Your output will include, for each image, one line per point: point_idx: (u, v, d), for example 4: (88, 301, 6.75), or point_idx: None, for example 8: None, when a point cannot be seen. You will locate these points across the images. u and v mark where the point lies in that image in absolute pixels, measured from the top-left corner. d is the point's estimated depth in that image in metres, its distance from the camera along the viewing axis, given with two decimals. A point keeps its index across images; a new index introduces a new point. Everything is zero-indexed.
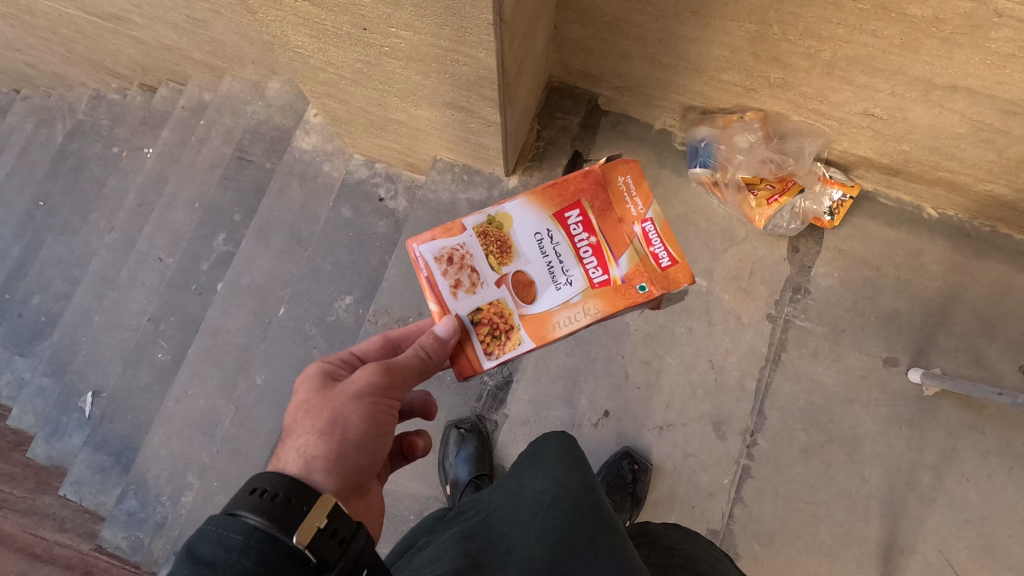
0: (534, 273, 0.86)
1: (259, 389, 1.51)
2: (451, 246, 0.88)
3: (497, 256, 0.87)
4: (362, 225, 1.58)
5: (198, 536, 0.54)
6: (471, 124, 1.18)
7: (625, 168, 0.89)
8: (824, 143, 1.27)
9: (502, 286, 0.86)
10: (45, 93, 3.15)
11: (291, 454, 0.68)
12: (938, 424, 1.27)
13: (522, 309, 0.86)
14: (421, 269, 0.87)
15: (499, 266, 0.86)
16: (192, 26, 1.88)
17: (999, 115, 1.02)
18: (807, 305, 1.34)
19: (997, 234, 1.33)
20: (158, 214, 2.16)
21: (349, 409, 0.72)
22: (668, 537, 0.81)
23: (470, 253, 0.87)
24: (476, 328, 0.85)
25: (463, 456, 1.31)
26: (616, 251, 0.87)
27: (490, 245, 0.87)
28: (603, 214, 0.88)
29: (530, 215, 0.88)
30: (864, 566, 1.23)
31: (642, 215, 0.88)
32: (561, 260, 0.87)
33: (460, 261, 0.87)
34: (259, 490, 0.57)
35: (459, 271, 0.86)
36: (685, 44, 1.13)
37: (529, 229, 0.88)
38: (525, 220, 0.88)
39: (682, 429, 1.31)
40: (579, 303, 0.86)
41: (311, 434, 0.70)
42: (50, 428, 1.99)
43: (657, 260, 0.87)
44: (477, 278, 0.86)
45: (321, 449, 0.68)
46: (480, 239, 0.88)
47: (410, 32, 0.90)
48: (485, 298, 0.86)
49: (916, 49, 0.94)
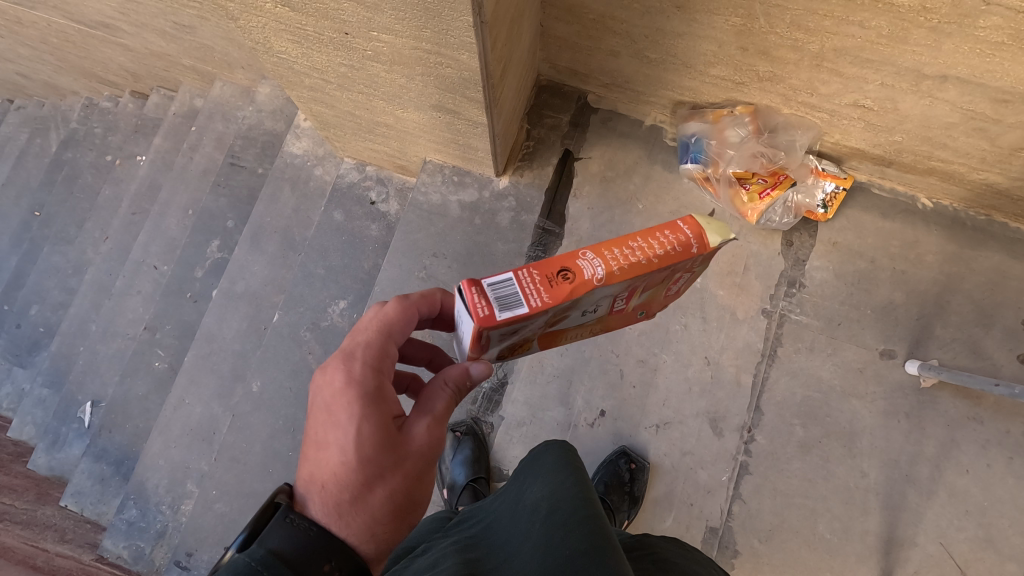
0: (572, 323, 0.70)
1: (255, 396, 1.50)
2: (522, 324, 0.63)
3: (556, 318, 0.66)
4: (354, 229, 1.57)
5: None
6: (458, 126, 1.17)
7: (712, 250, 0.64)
8: (816, 135, 1.26)
9: (545, 333, 0.70)
10: (38, 102, 3.14)
11: (356, 528, 0.66)
12: (936, 416, 1.26)
13: (542, 340, 0.74)
14: (480, 340, 0.63)
15: (552, 324, 0.68)
16: (179, 33, 1.87)
17: (990, 103, 1.01)
18: (802, 299, 1.33)
19: (992, 222, 1.32)
20: (152, 222, 2.15)
21: (417, 488, 0.72)
22: (668, 553, 0.78)
23: (535, 323, 0.65)
24: (502, 357, 0.74)
25: (458, 460, 1.33)
26: (647, 296, 0.73)
27: (556, 312, 0.64)
28: (663, 279, 0.68)
29: (610, 290, 0.64)
30: (865, 561, 1.22)
31: (692, 272, 0.70)
32: (599, 312, 0.70)
33: (521, 330, 0.65)
34: (312, 547, 0.60)
35: (515, 335, 0.66)
36: (673, 39, 1.12)
37: (601, 297, 0.65)
38: (601, 293, 0.64)
39: (679, 427, 1.31)
40: (592, 328, 0.77)
41: (380, 514, 0.68)
42: (50, 439, 1.98)
43: (666, 295, 0.76)
44: (526, 334, 0.68)
45: (388, 526, 0.69)
46: (552, 312, 0.63)
47: (391, 35, 0.89)
48: (522, 342, 0.70)
49: (904, 39, 0.93)
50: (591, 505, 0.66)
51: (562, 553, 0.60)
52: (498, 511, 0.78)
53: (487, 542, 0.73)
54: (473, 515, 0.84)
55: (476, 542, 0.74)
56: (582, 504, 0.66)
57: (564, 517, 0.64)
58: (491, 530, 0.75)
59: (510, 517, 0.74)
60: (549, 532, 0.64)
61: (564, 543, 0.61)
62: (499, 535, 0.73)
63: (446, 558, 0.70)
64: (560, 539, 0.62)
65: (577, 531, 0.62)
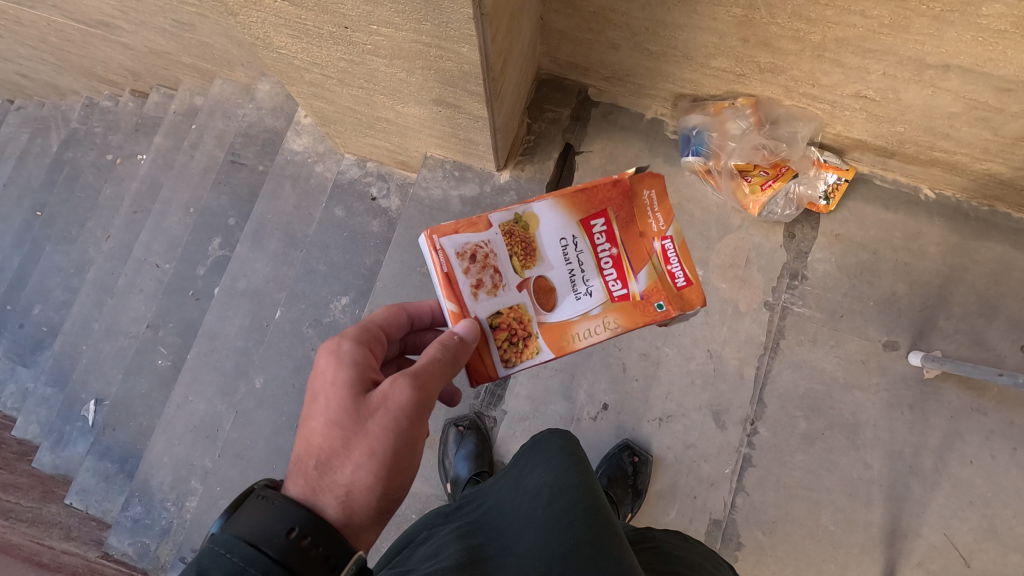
0: (555, 281, 0.78)
1: (258, 392, 1.50)
2: (475, 241, 0.76)
3: (520, 258, 0.77)
4: (355, 225, 1.57)
5: (215, 561, 0.52)
6: (459, 120, 1.17)
7: (652, 180, 0.79)
8: (817, 127, 1.26)
9: (523, 290, 0.77)
10: (39, 102, 3.14)
11: (331, 497, 0.62)
12: (940, 407, 1.26)
13: (542, 316, 0.78)
14: (440, 263, 0.75)
15: (523, 269, 0.77)
16: (178, 30, 1.86)
17: (993, 92, 1.00)
18: (804, 291, 1.33)
19: (995, 213, 1.31)
20: (154, 221, 2.15)
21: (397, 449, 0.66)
22: (671, 546, 0.78)
23: (495, 251, 0.76)
24: (494, 334, 0.76)
25: (462, 454, 1.32)
26: (635, 264, 0.79)
27: (512, 245, 0.77)
28: (627, 226, 0.79)
29: (555, 219, 0.78)
30: (868, 552, 1.22)
31: (662, 231, 0.79)
32: (582, 269, 0.79)
33: (483, 260, 0.76)
34: (286, 524, 0.55)
35: (482, 270, 0.76)
36: (673, 31, 1.11)
37: (554, 233, 0.78)
38: (550, 223, 0.78)
39: (682, 420, 1.31)
40: (598, 315, 0.79)
41: (355, 479, 0.63)
42: (54, 438, 1.99)
43: (674, 280, 0.79)
44: (499, 280, 0.76)
45: (367, 498, 0.64)
46: (506, 237, 0.77)
47: (391, 29, 0.89)
48: (507, 301, 0.76)
49: (906, 28, 0.92)
50: (594, 496, 0.66)
51: (565, 544, 0.60)
52: (499, 498, 0.78)
53: (487, 528, 0.74)
54: (473, 500, 0.84)
55: (477, 528, 0.74)
56: (586, 495, 0.66)
57: (568, 507, 0.64)
58: (491, 516, 0.76)
59: (511, 504, 0.74)
60: (551, 521, 0.64)
61: (569, 534, 0.61)
62: (499, 521, 0.73)
63: (447, 546, 0.71)
64: (563, 529, 0.62)
65: (580, 521, 0.62)
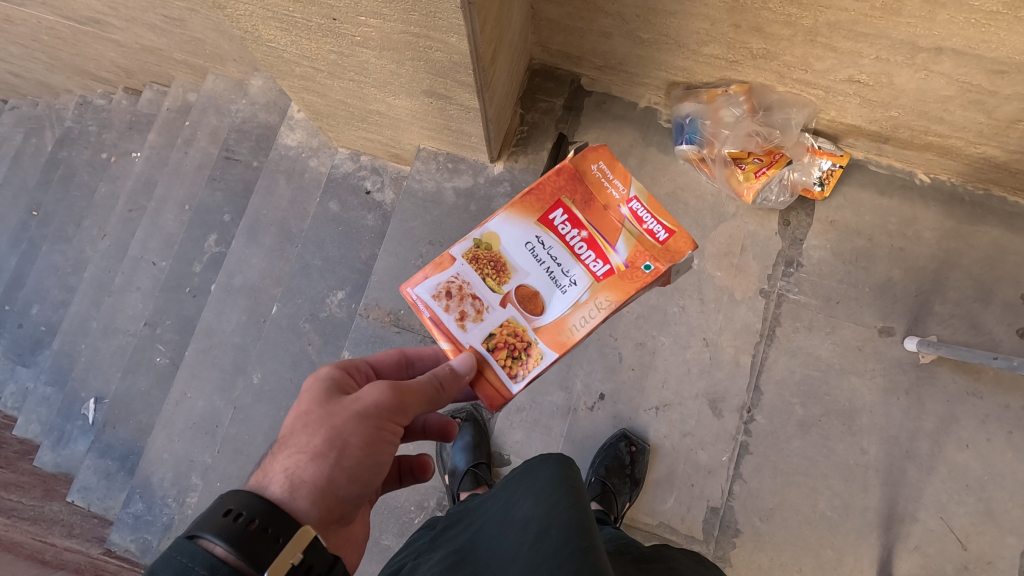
0: (536, 284, 0.80)
1: (256, 387, 1.50)
2: (446, 279, 0.82)
3: (495, 277, 0.81)
4: (350, 219, 1.57)
5: (164, 564, 0.52)
6: (449, 111, 1.17)
7: (595, 154, 0.82)
8: (811, 113, 1.25)
9: (508, 305, 0.80)
10: (32, 101, 3.12)
11: (277, 473, 0.65)
12: (936, 391, 1.27)
13: (534, 322, 0.80)
14: (422, 310, 0.81)
15: (500, 286, 0.80)
16: (169, 26, 1.85)
17: (986, 75, 1.00)
18: (799, 278, 1.33)
19: (990, 196, 1.31)
20: (149, 217, 2.15)
21: (351, 430, 0.67)
22: (684, 568, 0.78)
23: (467, 281, 0.81)
24: (494, 356, 0.79)
25: (459, 446, 1.34)
26: (610, 237, 0.80)
27: (482, 267, 0.81)
28: (588, 205, 0.81)
29: (514, 227, 0.82)
30: (865, 536, 1.23)
31: (625, 196, 0.80)
32: (559, 264, 0.80)
33: (459, 293, 0.81)
34: (233, 513, 0.55)
35: (461, 302, 0.81)
36: (664, 18, 1.11)
37: (518, 240, 0.81)
38: (510, 234, 0.82)
39: (679, 408, 1.31)
40: (589, 300, 0.79)
41: (303, 455, 0.65)
42: (55, 436, 2.01)
43: (654, 236, 0.79)
44: (480, 304, 0.81)
45: (313, 477, 0.64)
46: (473, 264, 0.82)
47: (378, 20, 0.88)
48: (495, 322, 0.80)
49: (897, 11, 0.92)
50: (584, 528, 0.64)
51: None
52: (488, 524, 0.77)
53: (473, 557, 0.72)
54: (463, 525, 0.83)
55: (464, 557, 0.73)
56: (575, 526, 0.64)
57: (555, 541, 0.62)
58: (479, 544, 0.74)
59: (500, 534, 0.73)
60: (538, 554, 0.62)
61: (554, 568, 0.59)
62: (487, 550, 0.72)
63: None
64: (549, 563, 0.60)
65: (564, 555, 0.60)
